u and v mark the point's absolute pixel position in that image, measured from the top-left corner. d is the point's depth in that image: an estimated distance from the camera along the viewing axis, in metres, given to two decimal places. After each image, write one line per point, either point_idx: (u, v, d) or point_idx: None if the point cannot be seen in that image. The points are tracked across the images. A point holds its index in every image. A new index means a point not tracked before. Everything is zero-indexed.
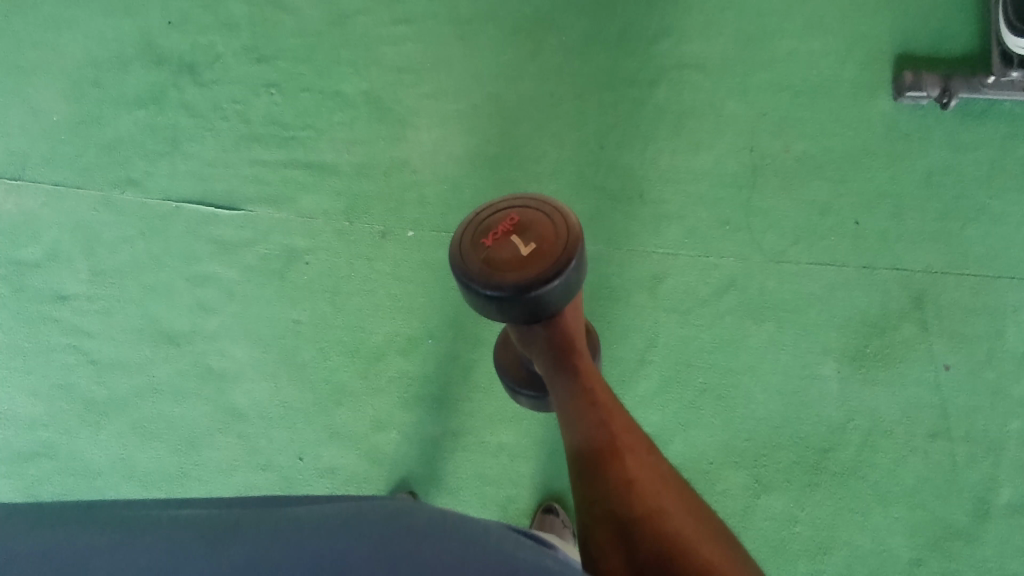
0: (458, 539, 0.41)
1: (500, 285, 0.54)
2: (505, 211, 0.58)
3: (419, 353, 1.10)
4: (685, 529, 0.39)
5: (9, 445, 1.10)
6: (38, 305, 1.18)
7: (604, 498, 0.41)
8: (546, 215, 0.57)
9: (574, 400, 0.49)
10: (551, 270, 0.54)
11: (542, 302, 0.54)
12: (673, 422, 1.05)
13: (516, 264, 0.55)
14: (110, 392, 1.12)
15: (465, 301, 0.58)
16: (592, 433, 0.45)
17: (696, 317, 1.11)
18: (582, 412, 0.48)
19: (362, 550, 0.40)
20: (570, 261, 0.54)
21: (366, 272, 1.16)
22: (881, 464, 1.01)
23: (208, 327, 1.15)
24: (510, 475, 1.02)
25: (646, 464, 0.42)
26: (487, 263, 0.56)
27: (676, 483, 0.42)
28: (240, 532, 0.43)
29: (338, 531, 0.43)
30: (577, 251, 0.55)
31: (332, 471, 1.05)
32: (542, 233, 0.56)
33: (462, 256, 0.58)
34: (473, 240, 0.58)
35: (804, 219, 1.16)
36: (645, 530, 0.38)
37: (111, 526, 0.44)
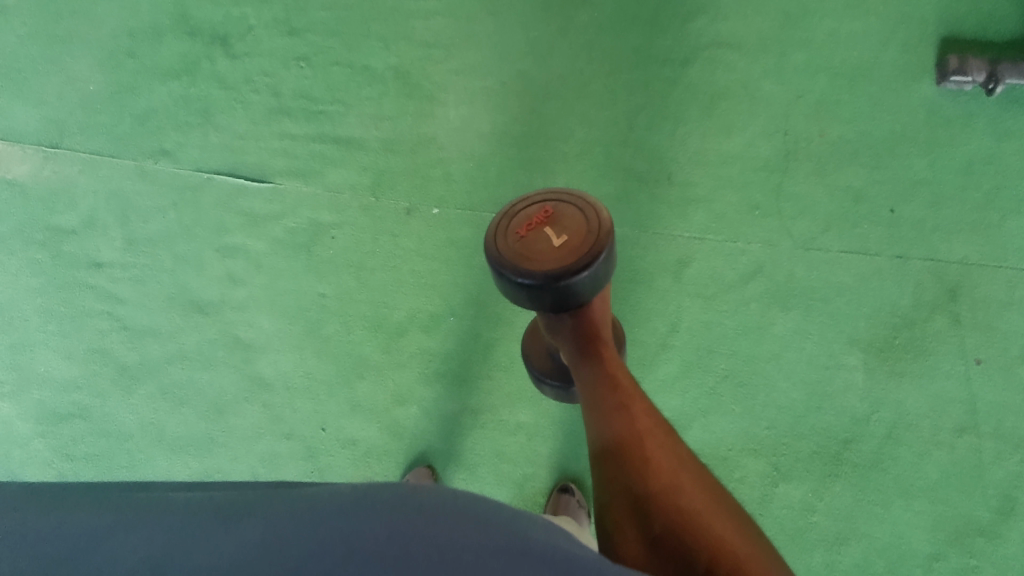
0: (470, 517, 0.41)
1: (531, 275, 0.54)
2: (539, 204, 0.58)
3: (440, 330, 1.11)
4: (699, 507, 0.39)
5: (45, 405, 1.14)
6: (73, 271, 1.22)
7: (622, 477, 0.41)
8: (579, 208, 0.57)
9: (596, 389, 0.49)
10: (581, 262, 0.53)
11: (570, 292, 0.54)
12: (692, 407, 1.04)
13: (548, 254, 0.55)
14: (142, 358, 1.15)
15: (497, 288, 0.58)
16: (612, 418, 0.46)
17: (720, 303, 1.10)
18: (604, 396, 0.48)
19: (375, 528, 0.40)
20: (600, 254, 0.54)
21: (391, 248, 1.18)
22: (903, 458, 0.99)
23: (237, 297, 1.17)
24: (527, 454, 1.03)
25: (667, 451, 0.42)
26: (518, 253, 0.56)
27: (696, 470, 0.42)
28: (253, 513, 0.44)
29: (348, 506, 0.43)
30: (609, 244, 0.55)
31: (353, 442, 1.06)
32: (574, 227, 0.56)
33: (495, 244, 0.57)
34: (507, 230, 0.58)
35: (836, 206, 1.14)
36: (660, 506, 0.39)
37: (128, 511, 0.45)
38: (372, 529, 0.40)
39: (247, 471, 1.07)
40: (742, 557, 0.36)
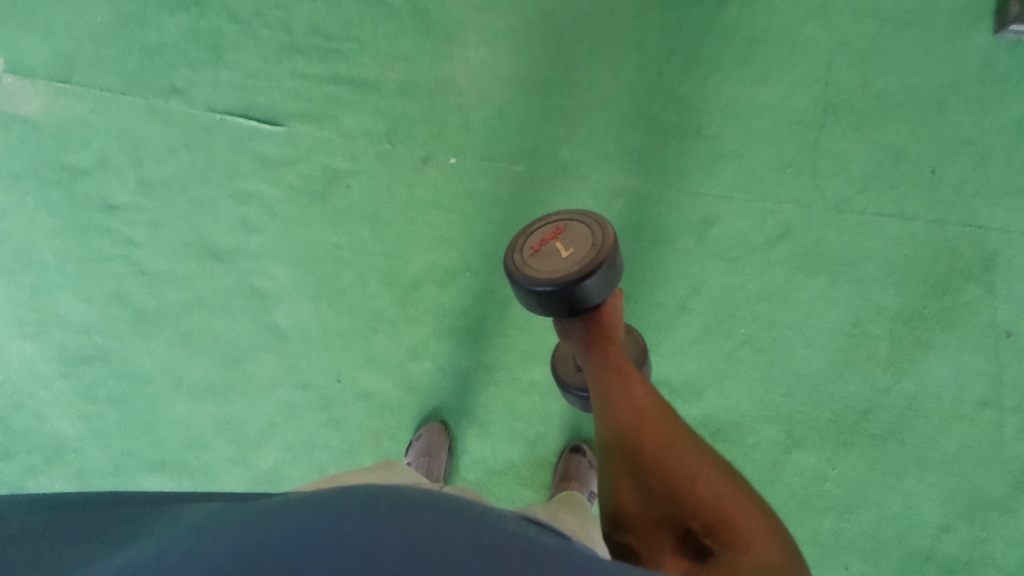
0: (447, 520, 0.41)
1: (542, 282, 0.63)
2: (553, 224, 0.68)
3: (456, 285, 1.09)
4: (685, 460, 0.54)
5: (67, 347, 1.15)
6: (89, 213, 1.21)
7: (624, 443, 0.57)
8: (586, 225, 0.66)
9: (604, 375, 0.63)
10: (585, 267, 0.62)
11: (577, 295, 0.63)
12: (708, 372, 1.02)
13: (558, 262, 0.64)
14: (160, 304, 1.15)
15: (515, 295, 0.67)
16: (616, 399, 0.60)
17: (744, 265, 1.06)
18: (610, 381, 0.62)
19: (350, 526, 0.39)
20: (604, 261, 0.62)
21: (407, 199, 1.15)
22: (922, 430, 0.97)
23: (252, 245, 1.16)
24: (540, 413, 1.02)
25: (659, 439, 0.55)
26: (531, 267, 0.65)
27: (686, 448, 0.55)
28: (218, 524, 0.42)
29: (319, 505, 0.41)
30: (613, 255, 0.63)
31: (367, 395, 1.06)
32: (582, 239, 0.65)
33: (514, 258, 0.67)
34: (525, 247, 0.68)
35: (875, 165, 1.08)
36: (653, 463, 0.54)
37: (111, 532, 0.44)
38: (347, 527, 0.39)
39: (264, 419, 1.07)
40: (717, 492, 0.51)
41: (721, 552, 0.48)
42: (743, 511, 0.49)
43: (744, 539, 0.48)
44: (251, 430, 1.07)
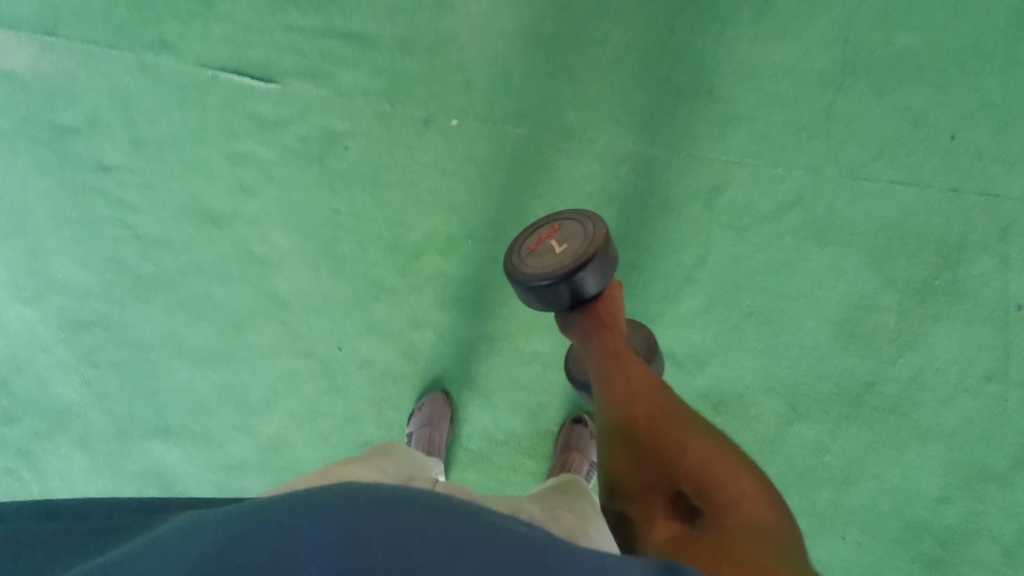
0: (424, 516, 0.40)
1: (539, 278, 0.65)
2: (548, 225, 0.71)
3: (458, 253, 1.07)
4: (680, 432, 0.54)
5: (65, 312, 1.13)
6: (82, 175, 1.17)
7: (619, 419, 0.57)
8: (580, 222, 0.68)
9: (601, 355, 0.63)
10: (580, 260, 0.63)
11: (573, 286, 0.64)
12: (712, 343, 1.01)
13: (554, 258, 0.66)
14: (158, 269, 1.14)
15: (516, 295, 0.69)
16: (613, 377, 0.60)
17: (752, 235, 1.04)
18: (607, 361, 0.62)
19: (325, 524, 0.38)
20: (596, 252, 0.64)
21: (407, 163, 1.11)
22: (925, 403, 0.97)
23: (249, 210, 1.13)
24: (543, 383, 1.02)
25: (654, 414, 0.55)
26: (529, 265, 0.67)
27: (677, 415, 0.56)
28: (193, 529, 0.41)
29: (294, 505, 0.41)
30: (607, 247, 0.65)
31: (369, 363, 1.05)
32: (576, 235, 0.67)
33: (512, 260, 0.70)
34: (523, 248, 0.71)
35: (892, 130, 1.04)
36: (649, 437, 0.54)
37: (98, 545, 0.43)
38: (322, 525, 0.38)
39: (266, 387, 1.06)
40: (712, 462, 0.52)
41: (712, 513, 0.49)
42: (732, 473, 0.51)
43: (734, 500, 0.49)
44: (254, 397, 1.06)
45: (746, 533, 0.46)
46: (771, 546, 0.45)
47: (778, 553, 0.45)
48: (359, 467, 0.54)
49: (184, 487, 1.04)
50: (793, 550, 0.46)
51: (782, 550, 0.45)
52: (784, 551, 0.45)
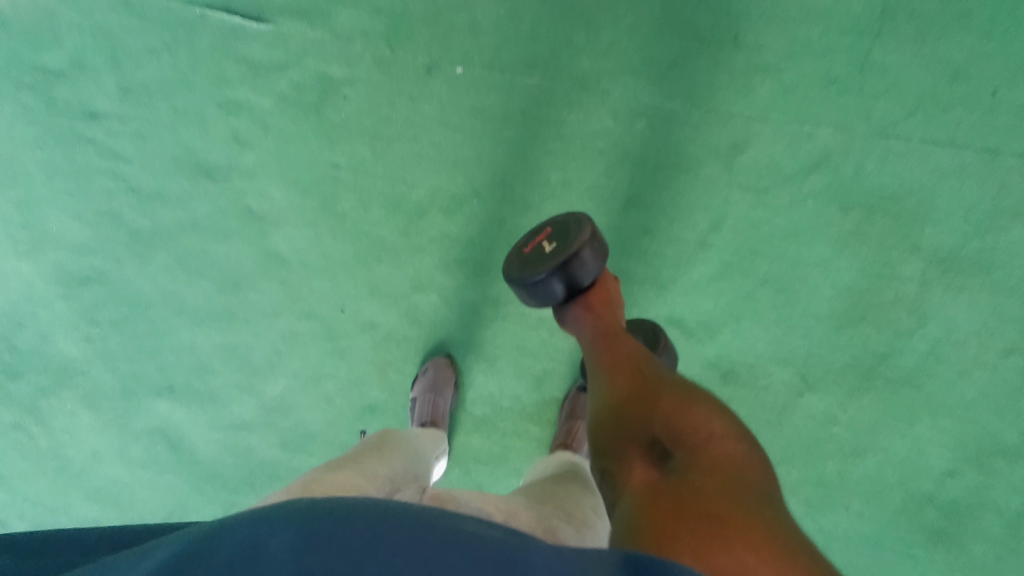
0: (387, 514, 0.39)
1: (535, 272, 0.74)
2: (542, 228, 0.80)
3: (463, 213, 1.03)
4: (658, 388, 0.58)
5: (63, 267, 1.10)
6: (70, 122, 1.11)
7: (605, 386, 0.61)
8: (570, 222, 0.78)
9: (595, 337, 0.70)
10: (569, 251, 0.73)
11: (567, 275, 0.73)
12: (724, 312, 0.98)
13: (548, 255, 0.75)
14: (153, 224, 1.09)
15: (518, 297, 0.78)
16: (604, 355, 0.66)
17: (772, 197, 0.99)
18: (599, 341, 0.69)
19: (284, 530, 0.37)
20: (584, 243, 0.73)
21: (409, 114, 1.05)
22: (941, 376, 0.94)
23: (245, 162, 1.08)
24: (549, 349, 1.00)
25: (635, 377, 0.60)
26: (526, 262, 0.77)
27: (655, 377, 0.59)
28: (159, 548, 0.40)
29: (255, 515, 0.39)
30: (594, 239, 0.75)
31: (372, 326, 1.03)
32: (567, 232, 0.77)
33: (513, 266, 0.79)
34: (521, 253, 0.80)
35: (931, 84, 0.97)
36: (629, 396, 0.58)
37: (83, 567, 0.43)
38: (280, 538, 0.37)
39: (269, 348, 1.04)
40: (686, 409, 0.54)
41: (683, 457, 0.51)
42: (701, 418, 0.53)
43: (705, 443, 0.52)
44: (257, 358, 1.04)
45: (711, 476, 0.49)
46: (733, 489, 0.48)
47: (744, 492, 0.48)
48: (352, 462, 0.53)
49: (191, 445, 1.04)
50: (756, 492, 0.48)
51: (744, 490, 0.48)
52: (747, 493, 0.48)
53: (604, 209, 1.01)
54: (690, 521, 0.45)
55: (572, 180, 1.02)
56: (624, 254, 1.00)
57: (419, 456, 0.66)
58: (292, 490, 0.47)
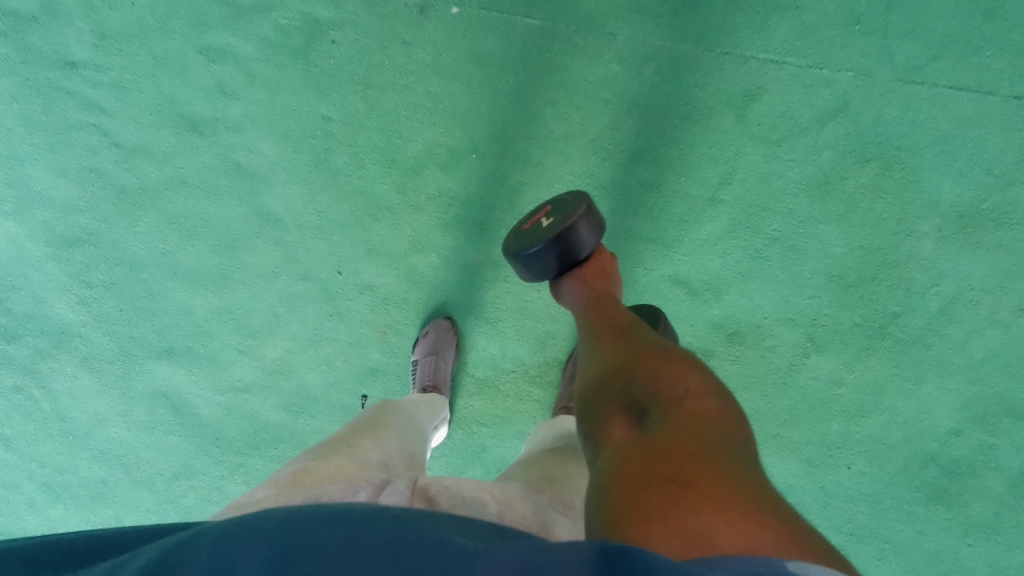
0: (366, 519, 0.37)
1: (532, 243, 0.81)
2: (542, 205, 0.86)
3: (461, 168, 0.99)
4: (641, 351, 0.59)
5: (51, 228, 1.05)
6: (45, 72, 1.05)
7: (593, 354, 0.63)
8: (569, 197, 0.84)
9: (589, 308, 0.74)
10: (565, 223, 0.79)
11: (565, 244, 0.80)
12: (732, 271, 0.95)
13: (546, 227, 0.81)
14: (141, 181, 1.05)
15: (518, 267, 0.84)
16: (596, 325, 0.68)
17: (786, 149, 0.94)
18: (591, 311, 0.73)
19: (259, 543, 0.35)
20: (581, 215, 0.80)
21: (403, 61, 0.99)
22: (951, 335, 0.92)
23: (231, 115, 1.02)
24: (551, 311, 0.98)
25: (621, 343, 0.61)
26: (524, 235, 0.83)
27: (641, 343, 0.60)
28: (137, 555, 0.39)
29: (232, 525, 0.37)
30: (590, 213, 0.81)
31: (371, 288, 1.01)
32: (565, 206, 0.83)
33: (513, 238, 0.85)
34: (521, 227, 0.85)
35: (959, 24, 0.91)
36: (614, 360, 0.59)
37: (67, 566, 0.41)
38: (252, 549, 0.35)
39: (267, 310, 1.03)
40: (668, 367, 0.55)
41: (659, 412, 0.51)
42: (678, 376, 0.53)
43: (681, 398, 0.52)
44: (255, 320, 1.03)
45: (683, 436, 0.48)
46: (704, 448, 0.47)
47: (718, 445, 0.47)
48: (342, 445, 0.52)
49: (194, 407, 1.04)
50: (729, 452, 0.47)
51: (716, 452, 0.47)
52: (720, 454, 0.46)
53: (609, 164, 0.96)
54: (658, 483, 0.44)
55: (575, 133, 0.96)
56: (629, 212, 0.96)
57: (416, 432, 0.65)
58: (279, 481, 0.46)
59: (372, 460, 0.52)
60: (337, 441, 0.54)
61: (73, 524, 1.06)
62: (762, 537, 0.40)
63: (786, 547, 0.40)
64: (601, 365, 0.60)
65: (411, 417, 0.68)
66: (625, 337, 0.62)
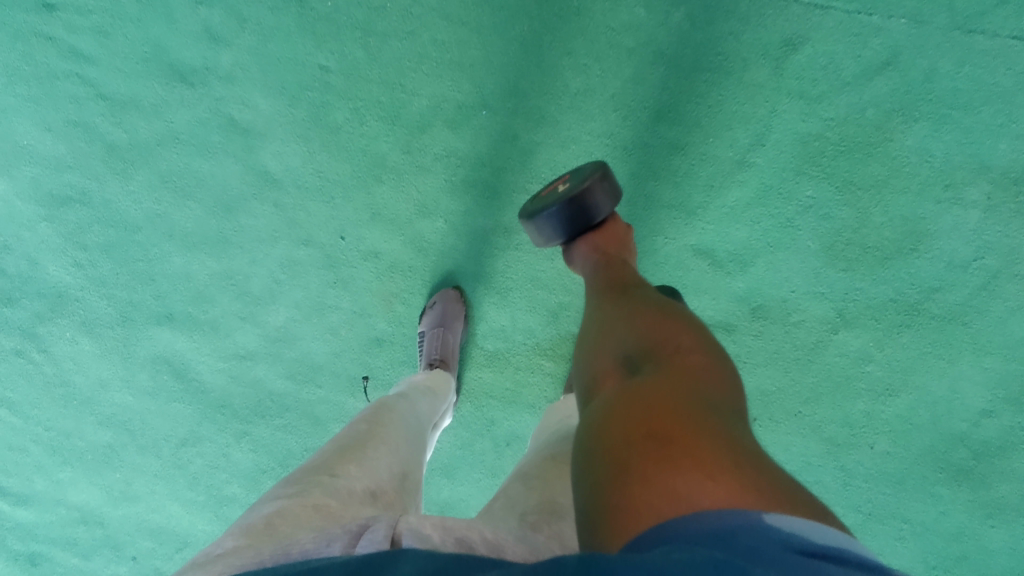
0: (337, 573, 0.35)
1: (544, 207, 0.75)
2: (561, 174, 0.80)
3: (470, 127, 0.91)
4: (641, 308, 0.57)
5: (40, 185, 0.99)
6: (22, 14, 0.94)
7: (594, 312, 0.60)
8: (588, 164, 0.78)
9: (595, 270, 0.71)
10: (579, 187, 0.73)
11: (578, 211, 0.74)
12: (759, 241, 0.89)
13: (560, 191, 0.75)
14: (130, 136, 0.97)
15: (532, 233, 0.78)
16: (600, 285, 0.66)
17: (826, 107, 0.85)
18: (597, 272, 0.70)
19: None
20: (596, 178, 0.74)
21: (406, 4, 0.90)
22: (992, 312, 0.87)
23: (223, 64, 0.94)
24: (565, 281, 0.93)
25: (622, 302, 0.59)
26: (539, 200, 0.77)
27: (642, 301, 0.58)
28: None
29: None
30: (606, 179, 0.75)
31: (375, 255, 0.96)
32: (582, 171, 0.76)
33: (529, 203, 0.79)
34: (537, 193, 0.80)
35: None
36: (614, 316, 0.57)
37: None
38: None
39: (268, 276, 0.98)
40: (665, 326, 0.53)
41: (651, 364, 0.49)
42: (673, 334, 0.51)
43: (674, 353, 0.50)
44: (257, 287, 0.99)
45: (670, 388, 0.45)
46: (693, 405, 0.43)
47: (707, 403, 0.44)
48: (324, 477, 0.50)
49: (197, 374, 1.02)
50: (718, 411, 0.44)
51: (703, 407, 0.44)
52: (707, 414, 0.43)
53: (630, 122, 0.89)
54: (642, 437, 0.41)
55: (594, 88, 0.88)
56: (650, 176, 0.89)
57: (410, 443, 0.63)
58: (252, 529, 0.44)
59: (356, 490, 0.50)
60: (319, 470, 0.52)
61: (83, 486, 1.06)
62: (746, 494, 0.37)
63: (770, 505, 0.37)
64: (600, 324, 0.58)
65: (408, 427, 0.66)
66: (627, 297, 0.60)
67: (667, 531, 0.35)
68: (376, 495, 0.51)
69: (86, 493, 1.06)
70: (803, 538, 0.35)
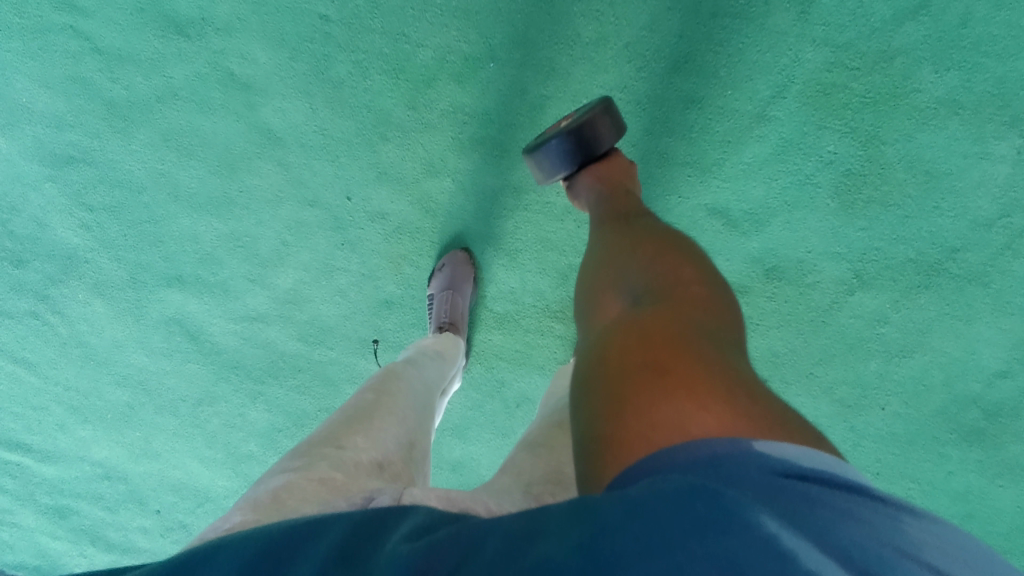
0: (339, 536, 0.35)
1: (546, 142, 0.73)
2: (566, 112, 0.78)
3: (478, 81, 0.88)
4: (643, 239, 0.55)
5: (42, 145, 0.96)
6: None
7: (596, 246, 0.59)
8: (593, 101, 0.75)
9: (599, 204, 0.68)
10: (580, 121, 0.71)
11: (580, 146, 0.72)
12: (776, 200, 0.86)
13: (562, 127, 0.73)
14: (129, 92, 0.93)
15: (535, 170, 0.76)
16: (603, 219, 0.64)
17: (853, 55, 0.81)
18: (600, 207, 0.67)
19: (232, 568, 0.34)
20: (597, 111, 0.71)
21: None
22: (1014, 272, 0.84)
23: (219, 14, 0.89)
24: (575, 242, 0.92)
25: (624, 235, 0.57)
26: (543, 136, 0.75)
27: (643, 233, 0.56)
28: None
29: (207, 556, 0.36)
30: (609, 113, 0.72)
31: (382, 216, 0.95)
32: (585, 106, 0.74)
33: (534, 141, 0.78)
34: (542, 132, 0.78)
35: None
36: (614, 249, 0.56)
37: None
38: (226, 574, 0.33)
39: (275, 238, 0.97)
40: (666, 257, 0.52)
41: (650, 297, 0.48)
42: (674, 266, 0.50)
43: (675, 284, 0.48)
44: (265, 249, 0.98)
45: (668, 319, 0.44)
46: (691, 335, 0.43)
47: (706, 333, 0.44)
48: (330, 448, 0.51)
49: (209, 335, 1.03)
50: (717, 341, 0.43)
51: (701, 337, 0.43)
52: (703, 344, 0.42)
53: (645, 74, 0.84)
54: (639, 366, 0.41)
55: (607, 37, 0.84)
56: (665, 132, 0.86)
57: (417, 412, 0.63)
58: (260, 504, 0.44)
59: (363, 462, 0.50)
60: (326, 442, 0.53)
61: (105, 443, 1.09)
62: (740, 423, 0.37)
63: (763, 434, 0.36)
64: (601, 258, 0.56)
65: (415, 395, 0.66)
66: (628, 230, 0.58)
67: (662, 461, 0.35)
68: (383, 466, 0.52)
69: (107, 450, 1.10)
70: (793, 469, 0.34)
